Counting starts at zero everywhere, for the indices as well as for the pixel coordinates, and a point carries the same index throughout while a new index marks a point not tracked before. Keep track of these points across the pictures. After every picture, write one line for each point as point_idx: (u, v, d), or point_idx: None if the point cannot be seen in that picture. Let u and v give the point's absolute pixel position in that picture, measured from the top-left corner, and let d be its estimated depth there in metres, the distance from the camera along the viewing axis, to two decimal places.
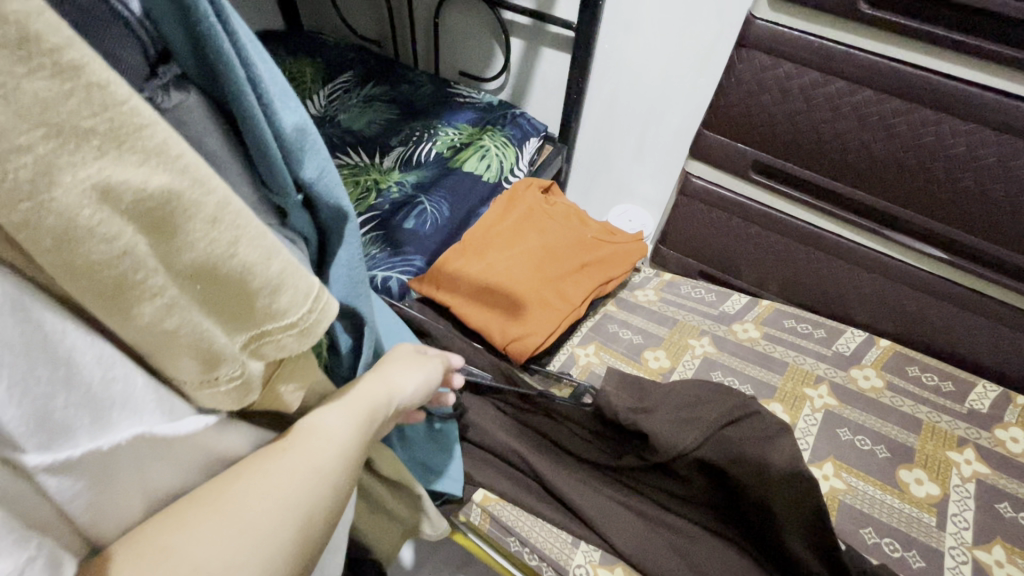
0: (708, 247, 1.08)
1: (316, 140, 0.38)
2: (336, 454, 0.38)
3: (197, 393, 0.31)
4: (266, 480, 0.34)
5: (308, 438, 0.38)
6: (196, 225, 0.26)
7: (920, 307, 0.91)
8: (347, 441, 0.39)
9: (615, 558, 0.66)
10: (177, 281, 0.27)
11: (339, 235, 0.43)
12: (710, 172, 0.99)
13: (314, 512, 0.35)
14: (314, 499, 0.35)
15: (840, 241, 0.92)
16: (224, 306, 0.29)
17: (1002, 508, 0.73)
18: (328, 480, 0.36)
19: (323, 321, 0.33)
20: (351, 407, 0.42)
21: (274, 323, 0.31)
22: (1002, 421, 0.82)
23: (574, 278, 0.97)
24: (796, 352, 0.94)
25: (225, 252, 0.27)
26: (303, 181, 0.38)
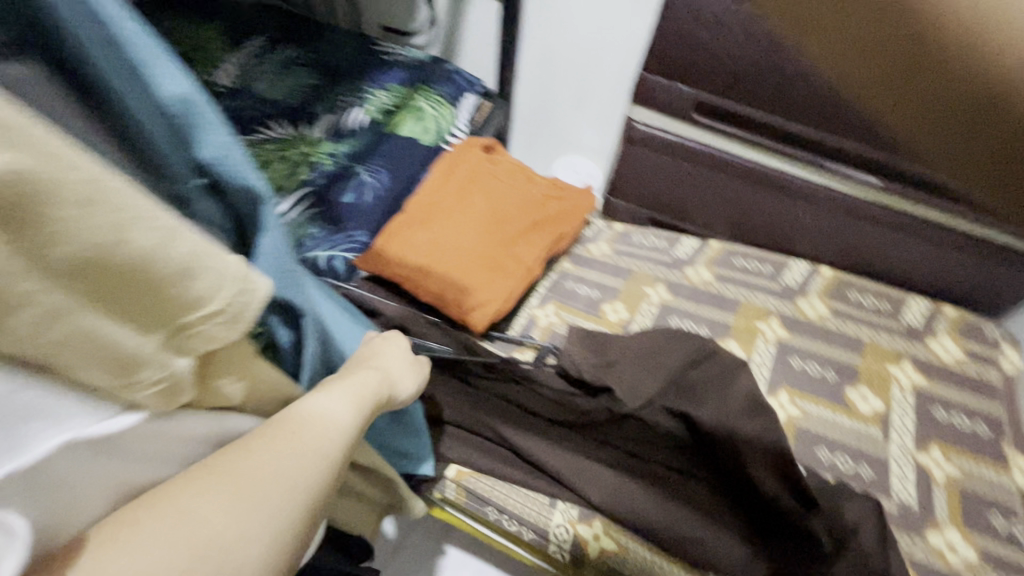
0: (657, 194, 1.08)
1: (210, 109, 0.33)
2: (330, 438, 0.36)
3: (118, 396, 0.28)
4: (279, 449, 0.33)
5: (307, 419, 0.36)
6: (65, 212, 0.21)
7: (858, 234, 0.95)
8: (345, 426, 0.38)
9: (593, 511, 0.67)
10: (56, 281, 0.22)
11: (257, 221, 0.38)
12: (653, 116, 0.97)
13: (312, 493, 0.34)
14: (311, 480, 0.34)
15: (783, 176, 0.93)
16: (130, 304, 0.25)
17: (938, 413, 0.79)
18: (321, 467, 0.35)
19: (253, 305, 0.29)
20: (347, 393, 0.41)
21: (192, 314, 0.27)
22: (934, 333, 0.88)
23: (526, 239, 0.94)
24: (747, 289, 0.96)
25: (111, 241, 0.23)
26: (199, 160, 0.33)
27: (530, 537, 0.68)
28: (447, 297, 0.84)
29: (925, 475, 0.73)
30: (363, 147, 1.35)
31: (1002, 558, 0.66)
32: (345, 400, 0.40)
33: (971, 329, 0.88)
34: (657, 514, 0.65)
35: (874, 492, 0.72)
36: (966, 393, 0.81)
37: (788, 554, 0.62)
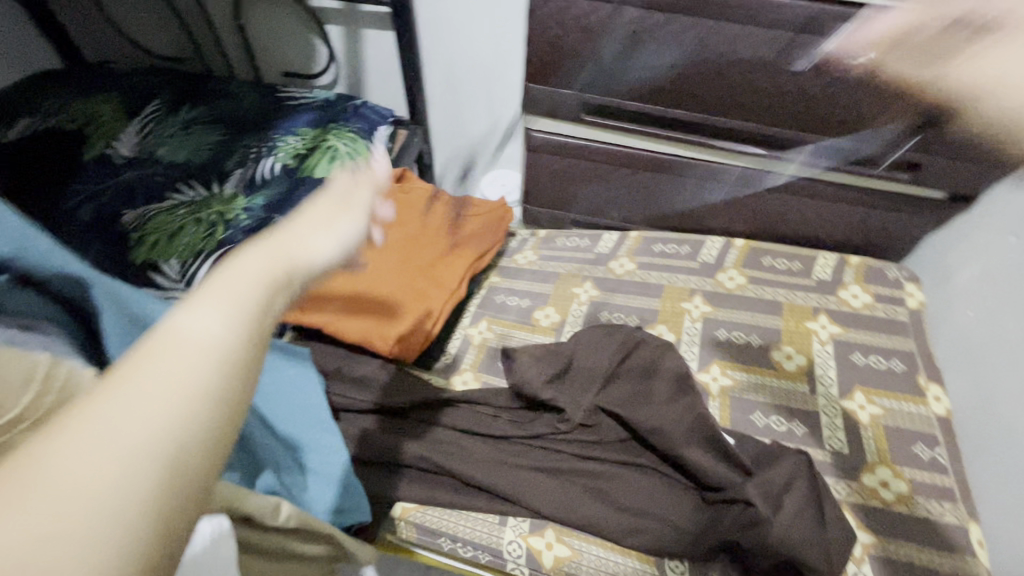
0: (571, 196, 1.10)
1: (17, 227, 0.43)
2: (230, 344, 0.31)
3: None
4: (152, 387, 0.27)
5: (178, 343, 0.29)
6: None
7: (761, 203, 0.99)
8: (234, 342, 0.31)
9: (543, 521, 0.67)
10: None
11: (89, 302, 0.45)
12: (547, 123, 0.99)
13: (205, 446, 0.27)
14: (202, 429, 0.27)
15: (678, 162, 0.97)
16: None
17: (856, 358, 0.83)
18: (198, 426, 0.27)
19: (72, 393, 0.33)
20: (222, 303, 0.32)
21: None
22: (844, 283, 0.93)
23: (446, 261, 0.94)
24: (669, 272, 0.99)
25: None
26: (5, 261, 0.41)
27: (487, 560, 0.67)
28: (371, 334, 0.83)
29: (852, 419, 0.76)
30: (278, 195, 1.32)
31: (929, 485, 0.69)
32: (228, 313, 0.32)
33: (876, 272, 0.94)
34: (605, 514, 0.66)
35: (809, 446, 0.74)
36: (877, 334, 0.85)
37: (737, 523, 0.61)
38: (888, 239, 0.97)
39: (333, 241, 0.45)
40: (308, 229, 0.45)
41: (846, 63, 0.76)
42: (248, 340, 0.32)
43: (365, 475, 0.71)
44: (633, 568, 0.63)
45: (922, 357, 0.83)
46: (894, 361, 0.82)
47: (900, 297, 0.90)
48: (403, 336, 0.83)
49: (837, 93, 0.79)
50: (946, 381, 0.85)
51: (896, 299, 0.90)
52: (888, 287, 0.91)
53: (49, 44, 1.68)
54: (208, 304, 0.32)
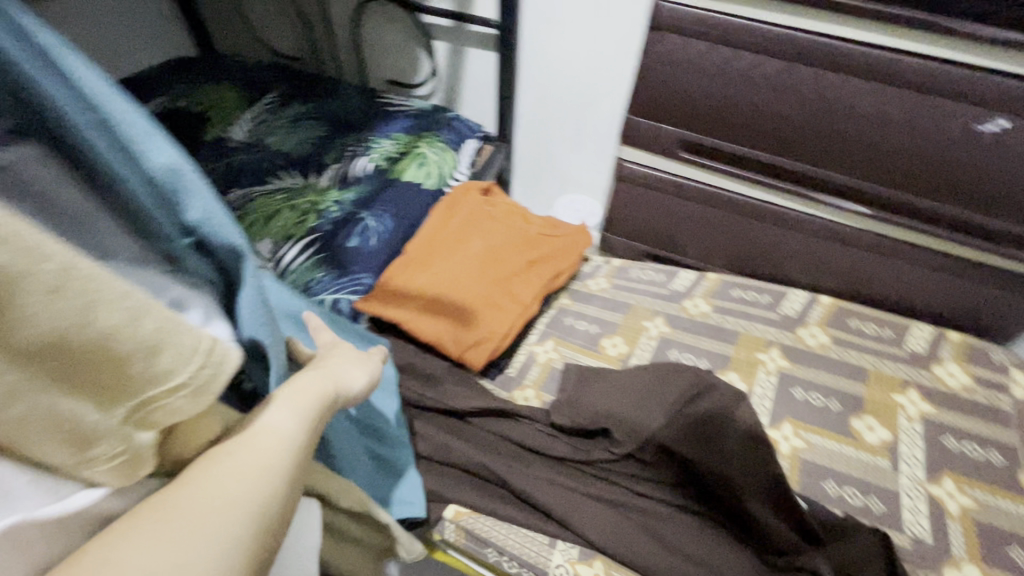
0: (652, 229, 1.10)
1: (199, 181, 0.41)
2: (294, 441, 0.39)
3: (74, 473, 0.31)
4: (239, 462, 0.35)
5: (259, 435, 0.38)
6: (35, 297, 0.25)
7: (853, 263, 0.95)
8: (297, 438, 0.39)
9: (594, 552, 0.66)
10: (17, 366, 0.25)
11: (239, 276, 0.45)
12: (641, 155, 1.00)
13: (269, 520, 0.34)
14: (268, 504, 0.34)
15: (771, 209, 0.95)
16: (96, 385, 0.29)
17: (948, 442, 0.77)
18: (266, 503, 0.34)
19: (218, 372, 0.33)
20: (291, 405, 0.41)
21: (158, 389, 0.30)
22: (939, 359, 0.87)
23: (523, 277, 0.96)
24: (746, 319, 0.96)
25: (75, 322, 0.26)
26: (189, 222, 0.41)
27: None
28: (445, 337, 0.86)
29: (939, 507, 0.70)
30: (367, 193, 1.40)
31: None
32: (295, 411, 0.41)
33: (977, 353, 0.87)
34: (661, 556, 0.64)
35: (886, 527, 0.69)
36: (974, 420, 0.79)
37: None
38: (994, 320, 0.91)
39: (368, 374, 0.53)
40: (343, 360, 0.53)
41: (975, 130, 0.73)
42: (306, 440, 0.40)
43: (423, 472, 0.73)
44: None
45: None
46: (991, 452, 0.75)
47: (1004, 384, 0.83)
48: (475, 343, 0.86)
49: (959, 159, 0.76)
50: None
51: (998, 385, 0.83)
52: (990, 371, 0.85)
53: (188, 34, 1.87)
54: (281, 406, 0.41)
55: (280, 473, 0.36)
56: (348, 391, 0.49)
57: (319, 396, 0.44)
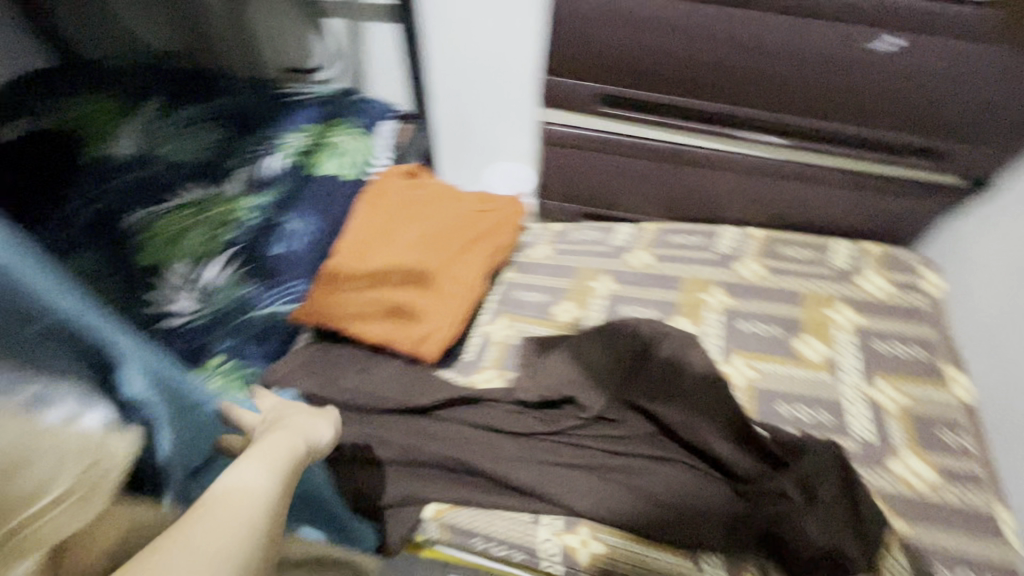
0: (583, 189, 1.10)
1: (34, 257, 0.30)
2: (270, 485, 0.40)
3: None
4: (219, 514, 0.35)
5: (235, 490, 0.38)
6: None
7: (778, 195, 0.98)
8: (272, 492, 0.40)
9: (578, 519, 0.66)
10: None
11: (120, 356, 0.35)
12: (562, 115, 0.98)
13: (260, 553, 0.35)
14: (259, 542, 0.35)
15: (695, 153, 0.96)
16: None
17: (878, 346, 0.83)
18: (241, 555, 0.34)
19: (105, 475, 0.32)
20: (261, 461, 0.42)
21: (37, 506, 0.29)
22: (862, 271, 0.93)
23: (463, 258, 0.93)
24: (688, 264, 0.98)
25: None
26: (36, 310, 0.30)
27: (521, 558, 0.67)
28: (395, 336, 0.83)
29: (877, 408, 0.76)
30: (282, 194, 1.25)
31: (956, 471, 0.69)
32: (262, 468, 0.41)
33: (891, 259, 0.94)
34: (640, 506, 0.66)
35: (835, 435, 0.74)
36: (896, 321, 0.86)
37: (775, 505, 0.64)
38: (901, 228, 0.98)
39: (331, 430, 0.56)
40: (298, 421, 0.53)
41: (868, 49, 0.77)
42: (275, 491, 0.40)
43: (394, 477, 0.71)
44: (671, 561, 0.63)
45: (942, 344, 0.83)
46: (915, 349, 0.82)
47: (916, 283, 0.91)
48: (426, 335, 0.83)
49: (850, 82, 0.81)
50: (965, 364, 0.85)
51: (913, 285, 0.91)
52: (904, 274, 0.92)
53: None
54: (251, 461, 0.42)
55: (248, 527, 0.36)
56: (311, 447, 0.51)
57: (290, 457, 0.45)
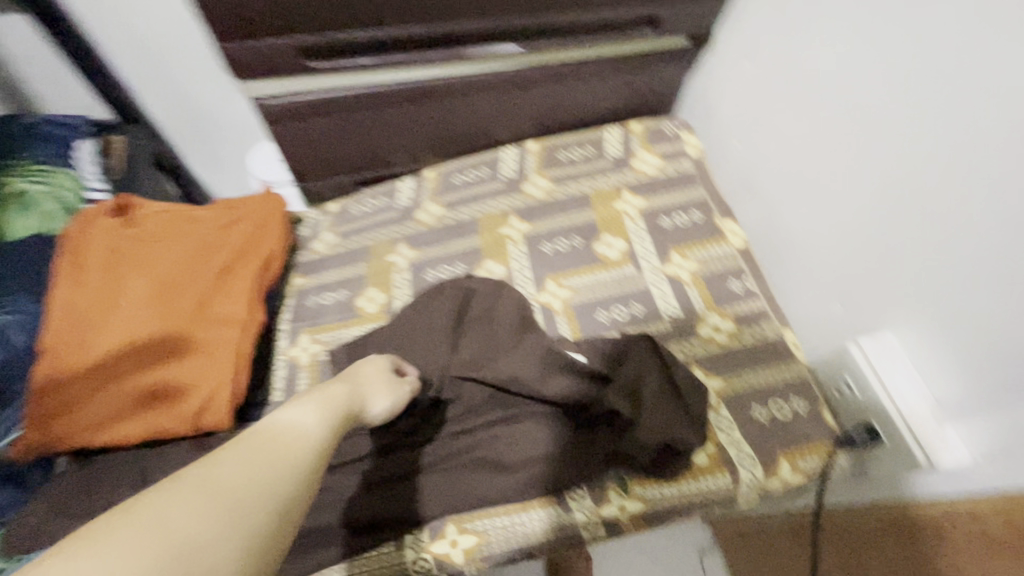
0: (342, 159, 0.95)
1: None
2: (307, 450, 0.42)
3: None
4: (258, 455, 0.39)
5: (284, 432, 0.43)
6: None
7: (538, 102, 0.94)
8: (322, 435, 0.45)
9: (441, 521, 0.62)
10: None
11: None
12: (269, 85, 0.80)
13: (279, 517, 0.36)
14: (265, 524, 0.35)
15: (438, 85, 0.85)
16: None
17: (664, 221, 0.86)
18: (266, 509, 0.36)
19: None
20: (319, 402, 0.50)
21: None
22: (634, 153, 0.94)
23: (222, 290, 0.77)
24: (478, 202, 0.92)
25: None
26: None
27: None
28: (160, 424, 0.66)
29: (677, 281, 0.80)
30: None
31: (748, 313, 0.76)
32: (319, 411, 0.49)
33: (656, 132, 0.96)
34: (495, 481, 0.63)
35: (650, 322, 0.77)
36: (673, 192, 0.89)
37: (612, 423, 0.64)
38: (656, 97, 1.00)
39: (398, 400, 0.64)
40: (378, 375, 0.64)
41: None
42: (328, 433, 0.47)
43: None
44: (538, 518, 0.62)
45: (713, 200, 0.88)
46: (693, 213, 0.86)
47: (681, 149, 0.94)
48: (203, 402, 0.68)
49: None
50: (737, 206, 0.93)
51: (679, 151, 0.94)
52: (670, 143, 0.95)
53: None
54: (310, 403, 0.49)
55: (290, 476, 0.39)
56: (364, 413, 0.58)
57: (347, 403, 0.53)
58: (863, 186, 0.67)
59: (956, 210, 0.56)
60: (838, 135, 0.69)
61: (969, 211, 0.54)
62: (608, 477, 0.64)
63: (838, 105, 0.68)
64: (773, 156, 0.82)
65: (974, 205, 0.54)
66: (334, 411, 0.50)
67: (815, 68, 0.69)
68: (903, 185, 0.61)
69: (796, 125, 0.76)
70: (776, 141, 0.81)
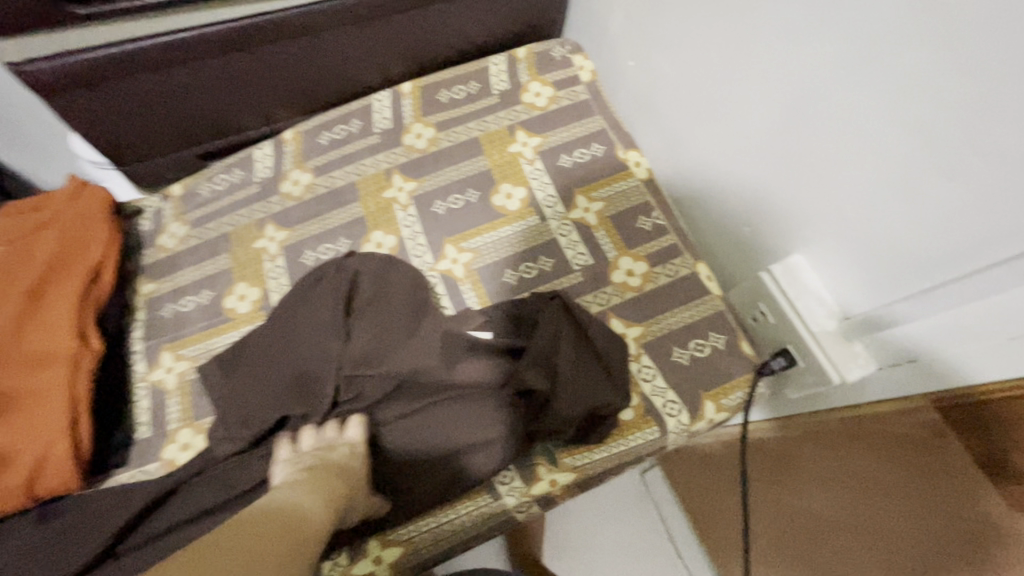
0: (171, 130, 0.77)
1: None
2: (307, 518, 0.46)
3: None
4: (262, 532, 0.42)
5: (288, 510, 0.47)
6: None
7: (402, 33, 0.79)
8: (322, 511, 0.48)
9: (360, 539, 0.56)
10: None
11: None
12: (36, 42, 0.63)
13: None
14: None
15: (266, 23, 0.69)
16: None
17: (564, 160, 0.78)
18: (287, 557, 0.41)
19: None
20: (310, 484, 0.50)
21: None
22: (522, 84, 0.83)
23: (34, 319, 0.62)
24: (352, 163, 0.79)
25: None
26: None
27: None
28: None
29: (585, 227, 0.74)
30: None
31: (661, 250, 0.72)
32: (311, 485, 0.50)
33: (544, 58, 0.85)
34: (414, 484, 0.57)
35: (563, 276, 0.71)
36: (570, 126, 0.80)
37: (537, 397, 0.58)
38: (541, 14, 0.87)
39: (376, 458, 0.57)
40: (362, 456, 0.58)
41: None
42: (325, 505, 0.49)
43: None
44: (467, 513, 0.57)
45: (613, 129, 0.81)
46: (593, 147, 0.79)
47: (573, 75, 0.84)
48: (31, 464, 0.55)
49: None
50: (638, 134, 0.87)
51: (571, 78, 0.84)
52: (560, 69, 0.84)
53: None
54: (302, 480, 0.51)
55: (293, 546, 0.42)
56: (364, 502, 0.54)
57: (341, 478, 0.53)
58: (765, 102, 0.61)
59: (867, 122, 0.51)
60: (737, 46, 0.62)
61: (879, 124, 0.50)
62: (535, 453, 0.59)
63: (735, 10, 0.61)
64: (670, 75, 0.75)
65: (883, 117, 0.49)
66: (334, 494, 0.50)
67: None
68: (808, 97, 0.56)
69: (692, 38, 0.68)
70: (673, 58, 0.73)
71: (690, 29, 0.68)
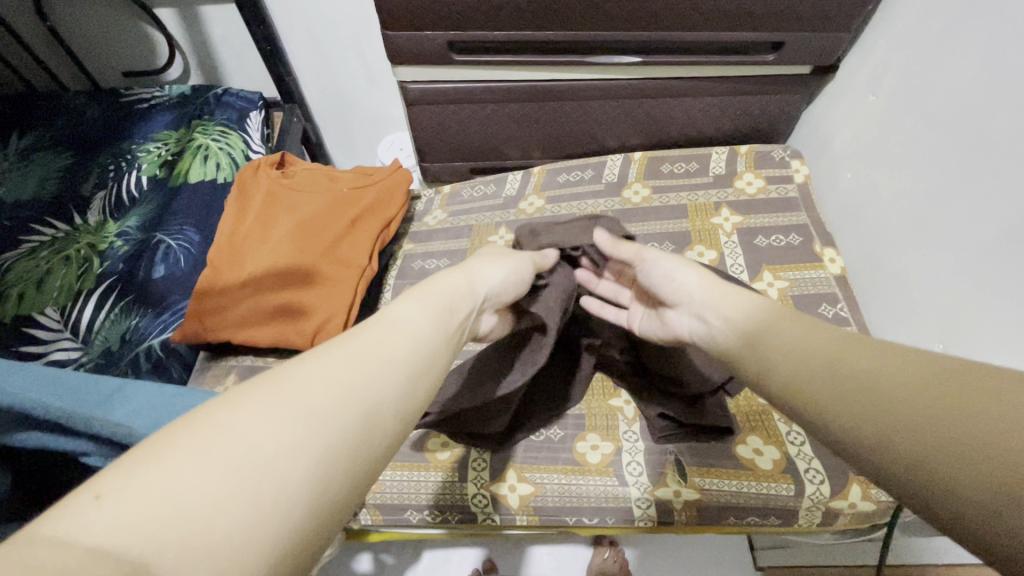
0: (462, 146, 1.06)
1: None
2: (405, 338, 0.40)
3: None
4: (322, 373, 0.33)
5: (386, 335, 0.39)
6: None
7: (648, 113, 0.98)
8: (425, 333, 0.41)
9: (503, 465, 0.67)
10: None
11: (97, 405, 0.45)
12: (418, 73, 0.92)
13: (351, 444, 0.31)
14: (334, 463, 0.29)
15: (557, 86, 0.93)
16: None
17: (759, 241, 0.87)
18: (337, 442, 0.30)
19: None
20: (423, 304, 0.45)
21: None
22: (737, 172, 0.96)
23: (348, 239, 0.89)
24: (579, 201, 0.99)
25: None
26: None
27: (458, 517, 0.69)
28: (285, 333, 0.79)
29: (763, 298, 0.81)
30: (154, 212, 1.12)
31: None
32: (428, 310, 0.44)
33: (764, 156, 0.97)
34: (556, 430, 0.69)
35: None
36: (773, 215, 0.90)
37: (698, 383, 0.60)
38: (771, 122, 1.01)
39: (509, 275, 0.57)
40: (485, 265, 0.55)
41: None
42: (428, 348, 0.41)
43: None
44: (594, 485, 0.65)
45: (815, 226, 0.88)
46: (790, 235, 0.87)
47: (787, 175, 0.94)
48: (319, 326, 0.80)
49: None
50: (839, 239, 0.92)
51: (785, 177, 0.94)
52: (776, 169, 0.95)
53: None
54: (417, 306, 0.44)
55: (350, 417, 0.32)
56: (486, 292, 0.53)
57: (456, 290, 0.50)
58: (974, 229, 0.65)
59: None
60: (956, 178, 0.68)
61: None
62: (668, 461, 0.66)
63: (966, 143, 0.66)
64: (885, 190, 0.81)
65: None
66: (441, 314, 0.45)
67: (947, 103, 0.69)
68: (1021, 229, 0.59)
69: (915, 161, 0.74)
70: (892, 178, 0.79)
71: (916, 154, 0.74)
